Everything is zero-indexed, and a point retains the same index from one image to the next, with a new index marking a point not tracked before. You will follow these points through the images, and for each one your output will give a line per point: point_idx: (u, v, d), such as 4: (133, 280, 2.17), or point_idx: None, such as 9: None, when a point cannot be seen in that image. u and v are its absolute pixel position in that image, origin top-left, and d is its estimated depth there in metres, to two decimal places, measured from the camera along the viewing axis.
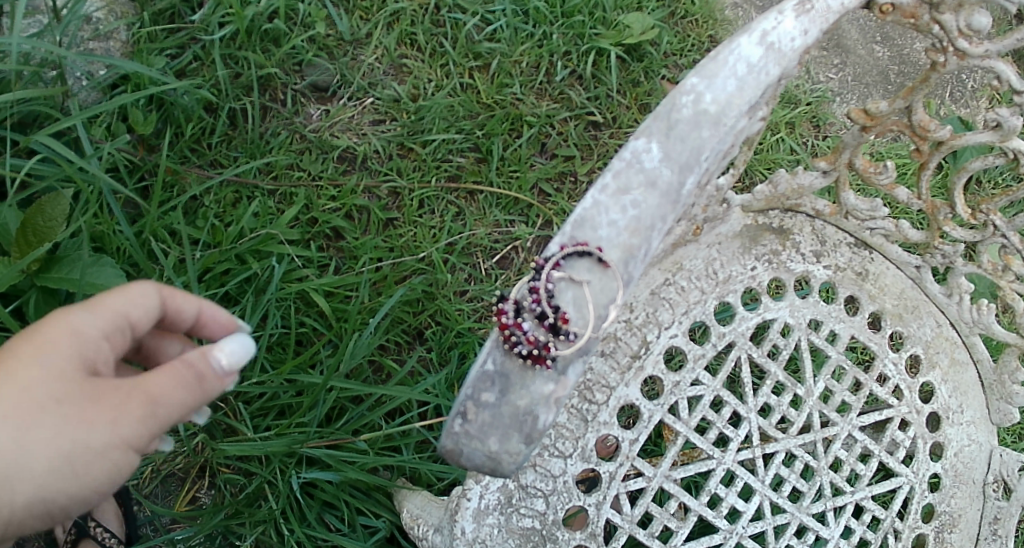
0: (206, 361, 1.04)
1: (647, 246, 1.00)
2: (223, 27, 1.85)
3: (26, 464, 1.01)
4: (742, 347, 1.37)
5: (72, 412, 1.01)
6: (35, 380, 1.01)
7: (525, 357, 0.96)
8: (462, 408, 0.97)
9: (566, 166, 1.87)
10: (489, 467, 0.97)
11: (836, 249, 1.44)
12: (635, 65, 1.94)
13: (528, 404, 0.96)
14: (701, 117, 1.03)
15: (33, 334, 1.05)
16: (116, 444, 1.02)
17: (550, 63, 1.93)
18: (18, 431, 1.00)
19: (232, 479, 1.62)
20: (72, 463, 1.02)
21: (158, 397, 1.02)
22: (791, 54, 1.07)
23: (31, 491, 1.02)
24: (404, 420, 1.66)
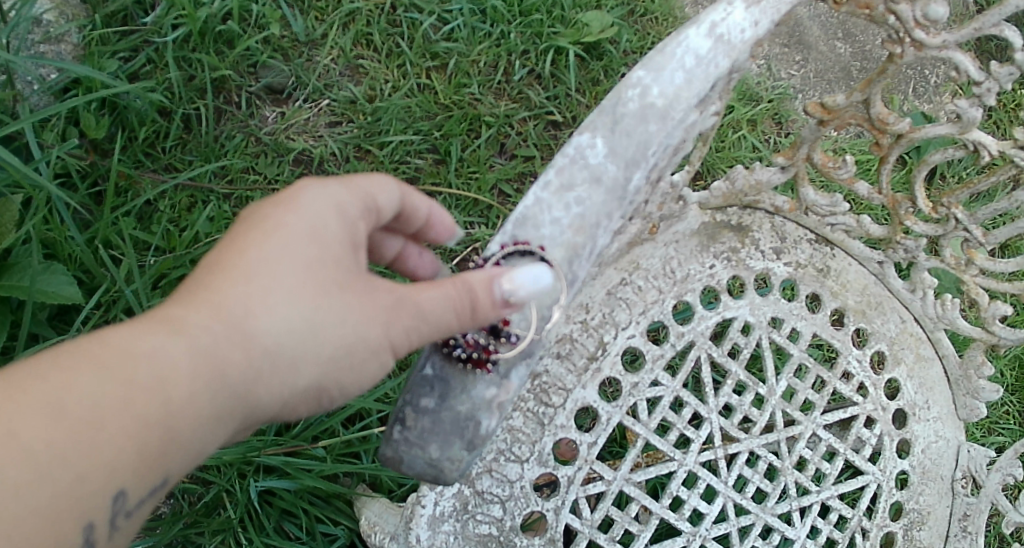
0: (489, 292, 0.90)
1: (592, 244, 0.99)
2: (176, 29, 1.82)
3: (316, 349, 0.92)
4: (702, 346, 1.35)
5: (355, 296, 0.93)
6: (317, 253, 0.92)
7: (464, 359, 0.94)
8: (401, 414, 0.95)
9: (525, 166, 1.85)
10: (431, 475, 0.95)
11: (797, 245, 1.42)
12: (594, 63, 1.91)
13: (469, 410, 0.94)
14: (648, 110, 1.01)
15: (300, 204, 0.94)
16: (396, 343, 0.94)
17: (508, 62, 1.91)
18: (306, 309, 0.91)
19: (190, 488, 1.59)
20: (355, 356, 0.93)
21: (429, 313, 0.92)
22: (742, 45, 1.05)
23: (313, 378, 0.93)
24: (364, 425, 1.62)
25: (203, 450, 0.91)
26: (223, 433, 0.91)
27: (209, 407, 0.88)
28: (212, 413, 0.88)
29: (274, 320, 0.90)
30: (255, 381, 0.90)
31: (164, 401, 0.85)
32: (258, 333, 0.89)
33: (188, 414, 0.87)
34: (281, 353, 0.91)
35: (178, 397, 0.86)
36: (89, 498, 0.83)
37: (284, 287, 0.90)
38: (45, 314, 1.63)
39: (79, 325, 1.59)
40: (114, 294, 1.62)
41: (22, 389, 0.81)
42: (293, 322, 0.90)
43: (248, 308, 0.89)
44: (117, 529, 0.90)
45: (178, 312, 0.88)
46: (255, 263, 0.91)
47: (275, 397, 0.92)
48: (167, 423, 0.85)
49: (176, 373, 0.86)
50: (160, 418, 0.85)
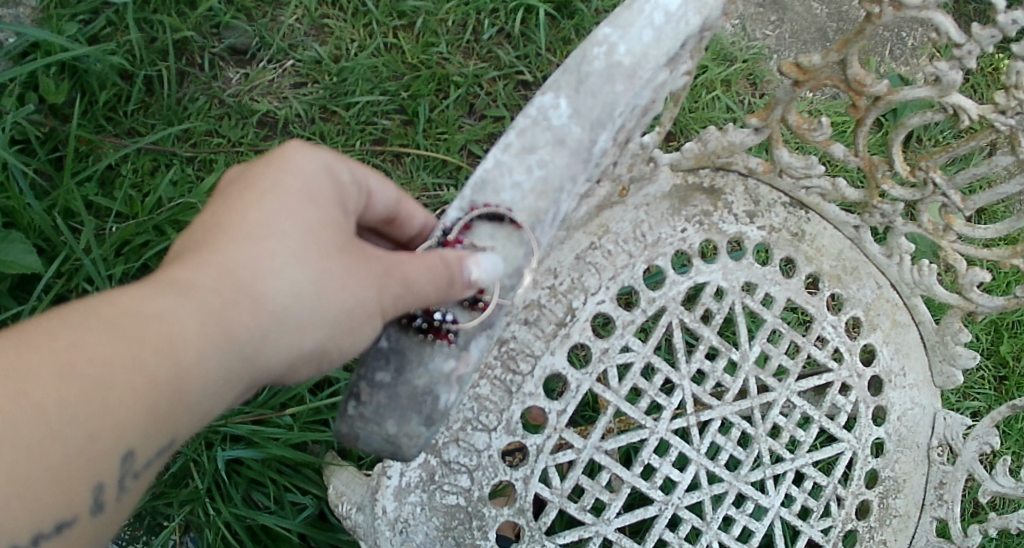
0: (462, 267, 0.91)
1: (555, 210, 0.97)
2: None
3: (315, 312, 0.88)
4: (674, 312, 1.33)
5: (351, 260, 0.91)
6: (312, 219, 0.90)
7: (422, 331, 0.93)
8: (356, 389, 0.93)
9: (495, 127, 1.80)
10: (389, 451, 0.93)
11: (771, 208, 1.39)
12: (566, 22, 1.85)
13: (427, 384, 0.92)
14: (614, 69, 0.98)
15: (294, 175, 0.92)
16: (387, 308, 0.90)
17: (477, 22, 1.86)
18: (305, 272, 0.88)
19: (156, 459, 1.56)
20: (352, 320, 0.90)
21: (417, 283, 0.89)
22: (714, 3, 1.01)
23: (317, 343, 0.90)
24: (333, 393, 1.59)
25: (214, 413, 0.87)
26: (232, 394, 0.87)
27: (217, 366, 0.84)
28: (222, 372, 0.85)
29: (274, 282, 0.87)
30: (260, 342, 0.86)
31: (174, 359, 0.81)
32: (261, 294, 0.86)
33: (197, 372, 0.83)
34: (284, 313, 0.87)
35: (187, 355, 0.82)
36: (100, 457, 0.80)
37: (283, 248, 0.87)
38: (6, 285, 1.58)
39: (39, 295, 1.55)
40: (75, 263, 1.58)
41: (26, 349, 0.78)
42: (294, 283, 0.87)
43: (251, 269, 0.86)
44: (128, 489, 0.86)
45: (181, 273, 0.84)
46: (253, 226, 0.88)
47: (281, 361, 0.89)
48: (178, 381, 0.82)
49: (184, 331, 0.82)
50: (170, 377, 0.81)
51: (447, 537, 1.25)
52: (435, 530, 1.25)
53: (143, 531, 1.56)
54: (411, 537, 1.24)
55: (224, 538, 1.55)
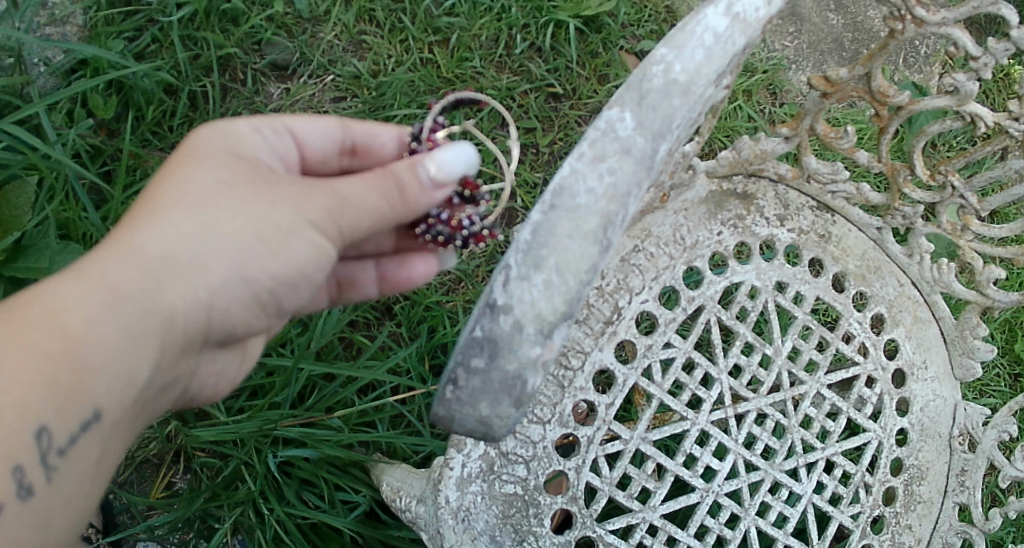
0: (404, 172, 1.08)
1: (623, 212, 1.03)
2: (181, 8, 1.82)
3: (212, 252, 1.06)
4: (712, 310, 1.40)
5: (248, 193, 1.08)
6: (202, 178, 1.07)
7: (511, 322, 0.98)
8: (453, 374, 1.02)
9: (527, 139, 1.88)
10: (480, 431, 1.01)
11: (799, 212, 1.48)
12: (594, 36, 1.93)
13: (516, 370, 0.99)
14: (671, 86, 1.08)
15: (187, 150, 1.10)
16: (313, 220, 1.09)
17: (509, 36, 1.92)
18: (195, 223, 1.05)
19: (209, 463, 1.61)
20: (267, 239, 1.08)
21: (351, 199, 1.08)
22: (756, 23, 1.15)
23: (226, 270, 1.07)
24: (378, 395, 1.63)
25: (135, 366, 1.02)
26: (145, 344, 1.03)
27: (116, 325, 1.00)
28: (122, 324, 1.00)
29: (160, 238, 1.04)
30: (158, 289, 1.03)
31: (66, 325, 0.97)
32: (148, 248, 1.03)
33: (93, 334, 0.98)
34: (181, 256, 1.05)
35: (85, 318, 0.98)
36: (17, 432, 0.95)
37: (168, 209, 1.05)
38: None
39: None
40: None
41: None
42: (184, 233, 1.05)
43: (136, 235, 1.03)
44: (54, 471, 1.00)
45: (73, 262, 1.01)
46: (146, 202, 1.06)
47: (188, 301, 1.06)
48: (76, 341, 0.97)
49: (73, 304, 0.98)
50: (64, 340, 0.97)
51: (505, 524, 1.31)
52: (495, 517, 1.31)
53: (195, 533, 1.62)
54: (473, 525, 1.31)
55: (276, 536, 1.60)
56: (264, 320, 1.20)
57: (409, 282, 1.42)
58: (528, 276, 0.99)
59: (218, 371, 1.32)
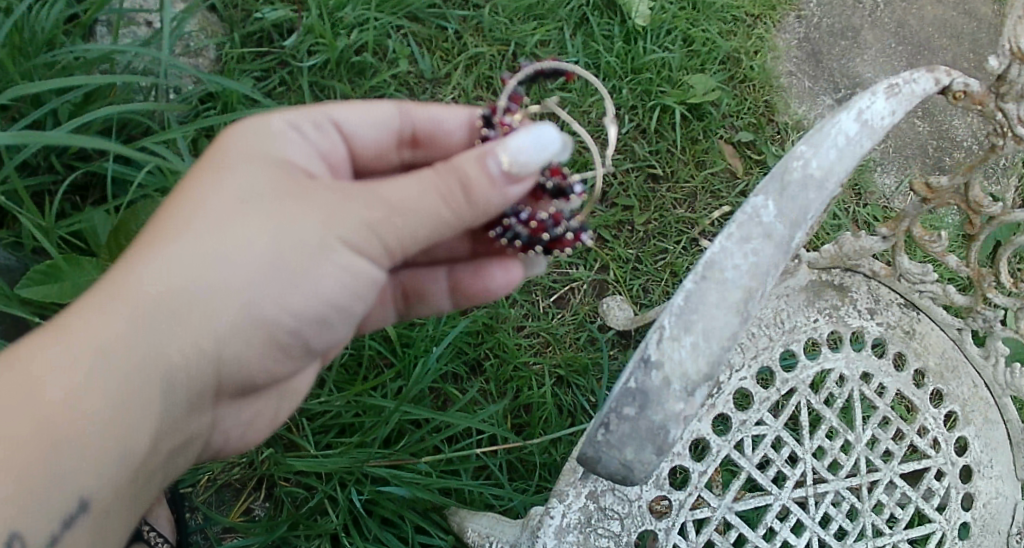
0: (467, 169, 0.95)
1: (764, 289, 1.11)
2: (312, 56, 1.77)
3: (222, 292, 0.97)
4: (803, 393, 1.49)
5: (274, 209, 0.98)
6: (220, 198, 0.98)
7: (662, 376, 1.07)
8: (603, 419, 1.08)
9: (625, 215, 1.83)
10: (622, 475, 1.08)
11: (888, 308, 1.58)
12: (696, 122, 1.88)
13: (661, 421, 1.07)
14: (807, 180, 1.16)
15: (210, 163, 1.01)
16: (352, 234, 0.98)
17: (617, 115, 1.85)
18: (204, 257, 0.96)
19: (294, 492, 1.64)
20: (293, 262, 0.98)
21: (403, 205, 0.96)
22: (881, 130, 1.23)
23: (241, 305, 0.98)
24: (464, 445, 1.68)
25: (132, 430, 0.94)
26: (140, 409, 0.95)
27: (105, 387, 0.91)
28: (116, 386, 0.92)
29: (168, 274, 0.95)
30: (160, 341, 0.95)
31: (41, 399, 0.88)
32: (148, 291, 0.94)
33: (78, 401, 0.89)
34: (190, 294, 0.96)
35: (64, 391, 0.89)
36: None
37: (176, 244, 0.96)
38: None
39: None
40: None
41: None
42: (191, 271, 0.95)
43: (135, 278, 0.94)
44: None
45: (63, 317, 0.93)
46: (158, 231, 0.97)
47: (193, 350, 0.97)
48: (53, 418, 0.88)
49: (57, 368, 0.90)
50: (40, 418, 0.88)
51: None
52: None
53: None
54: None
55: None
56: (289, 358, 1.11)
57: (485, 292, 1.33)
58: (679, 337, 1.07)
59: (241, 423, 1.28)
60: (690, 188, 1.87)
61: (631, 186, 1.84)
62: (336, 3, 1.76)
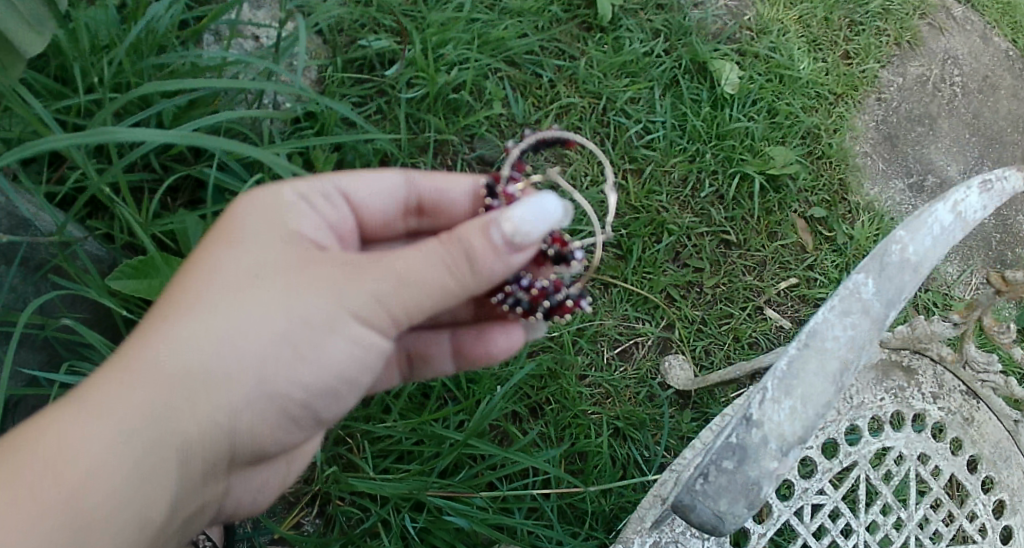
0: (470, 242, 1.00)
1: (859, 362, 1.17)
2: (411, 88, 1.82)
3: (230, 365, 1.01)
4: (863, 467, 1.51)
5: (287, 281, 1.02)
6: (233, 273, 1.03)
7: (761, 435, 1.11)
8: (703, 469, 1.12)
9: (695, 276, 1.89)
10: (713, 524, 1.12)
11: (950, 393, 1.61)
12: (772, 194, 1.96)
13: (756, 476, 1.11)
14: (905, 264, 1.21)
15: (227, 234, 1.06)
16: (359, 307, 1.02)
17: (697, 179, 1.92)
18: (217, 332, 1.00)
19: (348, 512, 1.65)
20: (304, 335, 1.02)
21: (409, 277, 1.00)
22: (972, 223, 1.26)
23: (252, 379, 1.02)
24: (520, 484, 1.70)
25: (146, 500, 1.01)
26: (156, 479, 1.01)
27: (120, 463, 0.97)
28: (132, 459, 0.98)
29: (182, 350, 0.99)
30: (174, 415, 1.00)
31: (64, 472, 0.95)
32: (163, 365, 0.99)
33: (94, 478, 0.96)
34: (205, 370, 1.00)
35: (84, 465, 0.96)
36: None
37: (193, 319, 1.00)
38: None
39: None
40: None
41: None
42: (200, 346, 1.00)
43: (151, 351, 0.99)
44: None
45: (84, 389, 0.98)
46: (171, 305, 1.01)
47: (205, 424, 1.02)
48: (76, 490, 0.95)
49: (76, 443, 0.96)
50: (62, 490, 0.94)
51: None
52: None
53: None
54: None
55: None
56: (300, 428, 1.14)
57: (487, 355, 1.36)
58: (780, 399, 1.13)
59: (254, 489, 1.34)
60: (760, 257, 1.95)
61: (705, 249, 1.90)
62: (439, 41, 1.84)
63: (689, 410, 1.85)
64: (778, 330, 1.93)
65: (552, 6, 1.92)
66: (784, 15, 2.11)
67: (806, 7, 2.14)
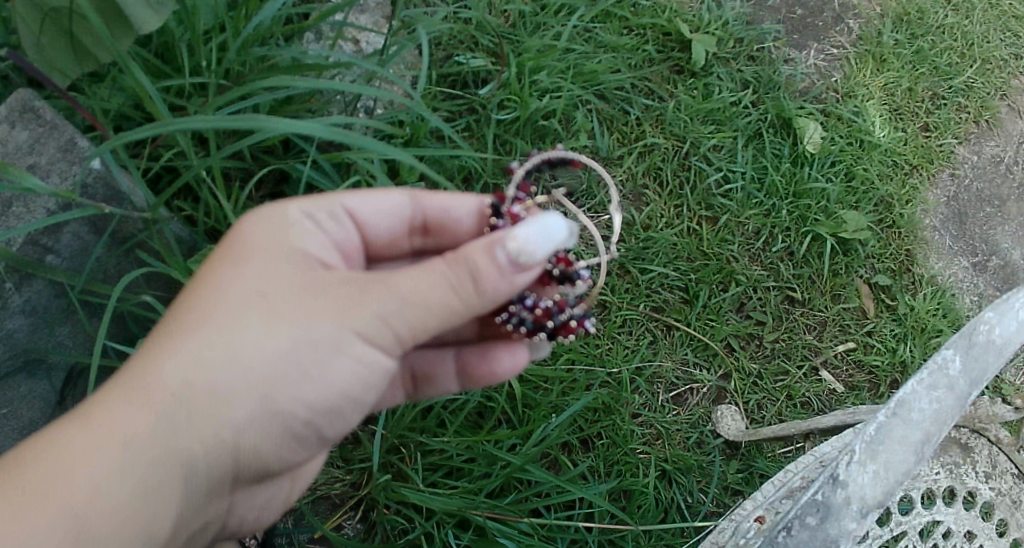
0: (475, 262, 1.01)
1: (940, 436, 1.21)
2: (502, 109, 1.83)
3: (233, 382, 1.01)
4: (912, 539, 1.46)
5: (294, 300, 1.03)
6: (238, 293, 1.03)
7: (845, 495, 1.15)
8: (786, 523, 1.15)
9: (757, 329, 1.90)
10: None
11: (1003, 475, 1.60)
12: (841, 257, 1.97)
13: (835, 534, 1.14)
14: (990, 345, 1.26)
15: (232, 251, 1.07)
16: (365, 326, 1.03)
17: (770, 233, 1.94)
18: (221, 352, 1.01)
19: (393, 521, 1.65)
20: (310, 355, 1.03)
21: (416, 295, 1.01)
22: None
23: (255, 397, 1.03)
24: (565, 515, 1.70)
25: (149, 519, 1.01)
26: (159, 501, 1.01)
27: (122, 481, 0.98)
28: (133, 477, 0.99)
29: (184, 368, 1.00)
30: (175, 433, 1.00)
31: (63, 495, 0.96)
32: (165, 382, 1.00)
33: (94, 497, 0.97)
34: (208, 390, 1.01)
35: (85, 485, 0.97)
36: None
37: (197, 338, 1.01)
38: None
39: None
40: None
41: None
42: (203, 365, 1.00)
43: (153, 370, 1.00)
44: None
45: (86, 408, 1.00)
46: (175, 323, 1.03)
47: (208, 444, 1.02)
48: (77, 513, 0.96)
49: (77, 460, 0.97)
50: (62, 511, 0.95)
51: None
52: None
53: None
54: None
55: None
56: (306, 448, 1.14)
57: (492, 376, 1.36)
58: (865, 462, 1.17)
59: (258, 505, 1.36)
60: (822, 318, 1.96)
61: (770, 303, 1.91)
62: (534, 66, 1.85)
63: (736, 461, 1.84)
64: (830, 393, 1.93)
65: (647, 46, 1.95)
66: (869, 80, 2.11)
67: (891, 75, 2.13)
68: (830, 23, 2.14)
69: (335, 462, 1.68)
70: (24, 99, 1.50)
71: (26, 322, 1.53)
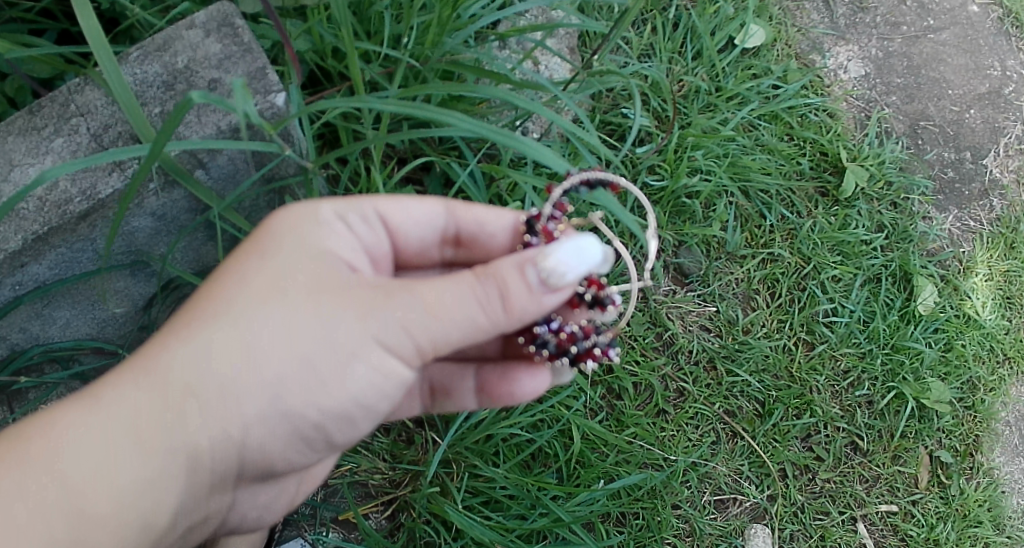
0: (501, 286, 1.06)
1: None
2: (653, 175, 1.88)
3: (245, 377, 1.08)
4: None
5: (312, 303, 1.09)
6: (260, 288, 1.10)
7: None
8: None
9: (814, 462, 1.89)
10: None
11: None
12: (915, 422, 1.94)
13: None
14: None
15: (259, 248, 1.13)
16: (386, 337, 1.09)
17: (857, 376, 1.95)
18: (235, 348, 1.08)
19: (420, 529, 1.65)
20: (324, 359, 1.09)
21: (441, 311, 1.07)
22: None
23: (264, 391, 1.09)
24: None
25: (149, 501, 1.10)
26: (159, 485, 1.10)
27: (125, 461, 1.07)
28: (135, 457, 1.07)
29: (195, 359, 1.08)
30: (181, 417, 1.08)
31: (66, 470, 1.05)
32: (175, 369, 1.08)
33: (95, 475, 1.06)
34: (217, 382, 1.08)
35: (89, 462, 1.05)
36: None
37: (211, 331, 1.08)
38: None
39: None
40: None
41: None
42: (216, 359, 1.08)
43: (164, 357, 1.08)
44: None
45: (96, 390, 1.08)
46: (196, 312, 1.10)
47: (214, 435, 1.10)
48: (78, 490, 1.05)
49: (82, 437, 1.06)
50: (61, 486, 1.04)
51: None
52: None
53: None
54: None
55: None
56: (313, 448, 1.20)
57: (511, 396, 1.36)
58: None
59: (261, 505, 1.40)
60: (876, 473, 1.92)
61: (834, 443, 1.91)
62: (694, 143, 1.89)
63: None
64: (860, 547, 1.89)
65: (802, 159, 1.99)
66: (993, 262, 2.07)
67: (1016, 263, 2.08)
68: (975, 195, 2.13)
69: (384, 453, 1.69)
70: (226, 13, 1.52)
71: (151, 225, 1.54)
